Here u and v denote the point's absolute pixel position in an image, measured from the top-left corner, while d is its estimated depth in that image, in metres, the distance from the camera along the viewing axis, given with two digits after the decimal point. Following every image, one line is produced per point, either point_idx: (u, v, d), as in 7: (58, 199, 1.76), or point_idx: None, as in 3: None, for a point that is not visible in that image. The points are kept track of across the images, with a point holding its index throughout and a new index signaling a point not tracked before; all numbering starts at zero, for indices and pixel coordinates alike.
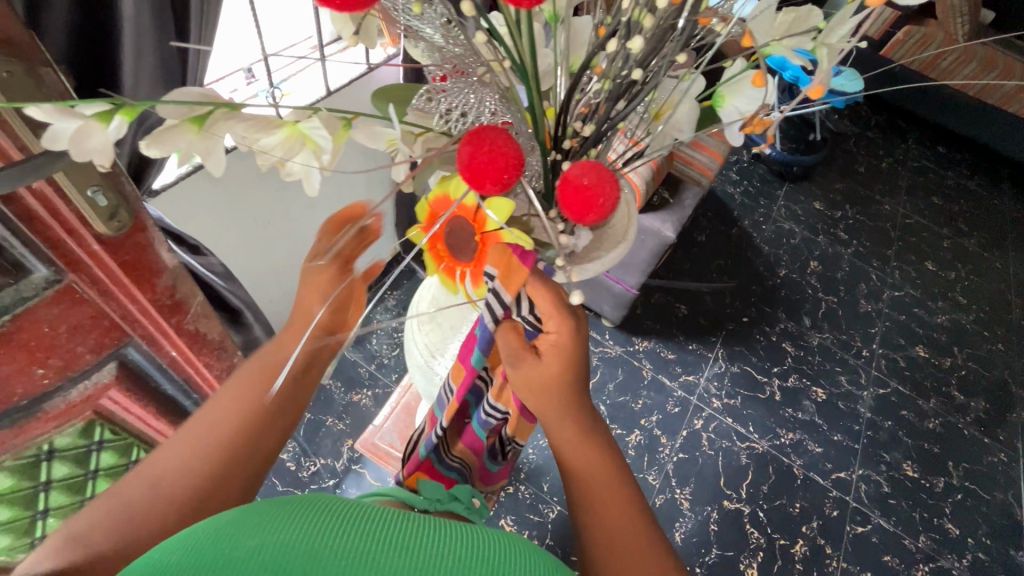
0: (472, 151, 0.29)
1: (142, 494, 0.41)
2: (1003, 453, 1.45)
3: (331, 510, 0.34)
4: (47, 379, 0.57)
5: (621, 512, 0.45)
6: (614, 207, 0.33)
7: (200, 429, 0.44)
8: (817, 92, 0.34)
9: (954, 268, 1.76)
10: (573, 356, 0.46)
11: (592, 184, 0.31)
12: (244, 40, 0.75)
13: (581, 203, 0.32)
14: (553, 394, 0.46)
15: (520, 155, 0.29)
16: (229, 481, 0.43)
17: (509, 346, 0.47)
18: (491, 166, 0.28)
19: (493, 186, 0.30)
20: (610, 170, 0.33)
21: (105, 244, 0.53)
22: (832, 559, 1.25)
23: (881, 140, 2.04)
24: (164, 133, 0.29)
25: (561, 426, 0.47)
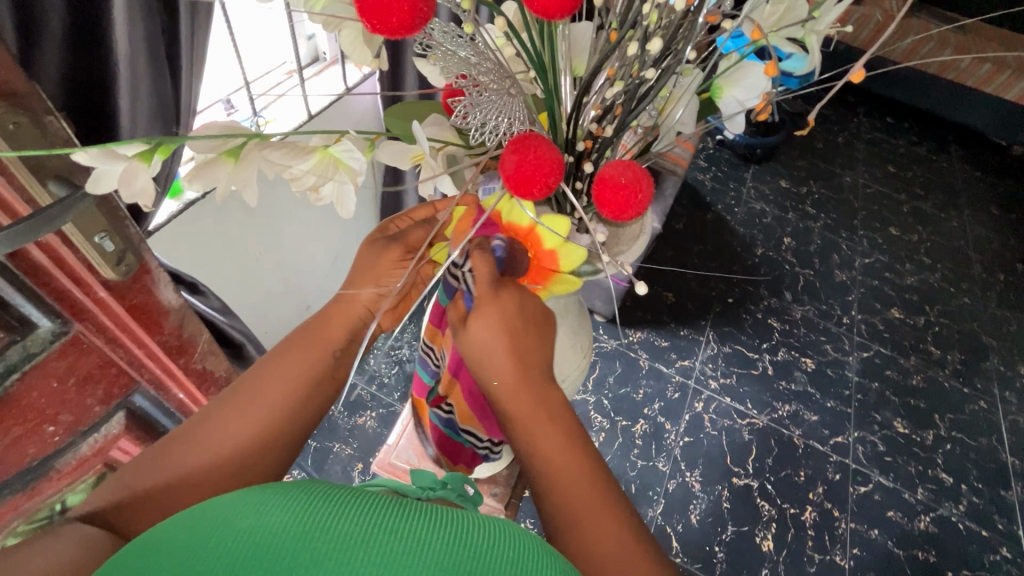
0: (518, 159, 0.30)
1: (187, 451, 0.48)
2: (983, 400, 1.52)
3: (328, 490, 0.34)
4: (58, 436, 0.54)
5: (578, 485, 0.46)
6: (648, 204, 0.35)
7: (240, 402, 0.50)
8: (857, 75, 0.36)
9: (916, 231, 1.85)
10: (513, 331, 0.48)
11: (631, 181, 0.33)
12: (223, 72, 0.75)
13: (618, 201, 0.33)
14: (501, 365, 0.48)
15: (559, 160, 0.31)
16: (264, 455, 0.49)
17: (453, 321, 0.52)
18: (535, 171, 0.30)
19: (537, 192, 0.31)
20: (644, 168, 0.34)
21: (111, 289, 0.52)
22: (841, 520, 1.30)
23: (835, 116, 2.13)
24: (203, 169, 0.30)
25: (516, 401, 0.48)
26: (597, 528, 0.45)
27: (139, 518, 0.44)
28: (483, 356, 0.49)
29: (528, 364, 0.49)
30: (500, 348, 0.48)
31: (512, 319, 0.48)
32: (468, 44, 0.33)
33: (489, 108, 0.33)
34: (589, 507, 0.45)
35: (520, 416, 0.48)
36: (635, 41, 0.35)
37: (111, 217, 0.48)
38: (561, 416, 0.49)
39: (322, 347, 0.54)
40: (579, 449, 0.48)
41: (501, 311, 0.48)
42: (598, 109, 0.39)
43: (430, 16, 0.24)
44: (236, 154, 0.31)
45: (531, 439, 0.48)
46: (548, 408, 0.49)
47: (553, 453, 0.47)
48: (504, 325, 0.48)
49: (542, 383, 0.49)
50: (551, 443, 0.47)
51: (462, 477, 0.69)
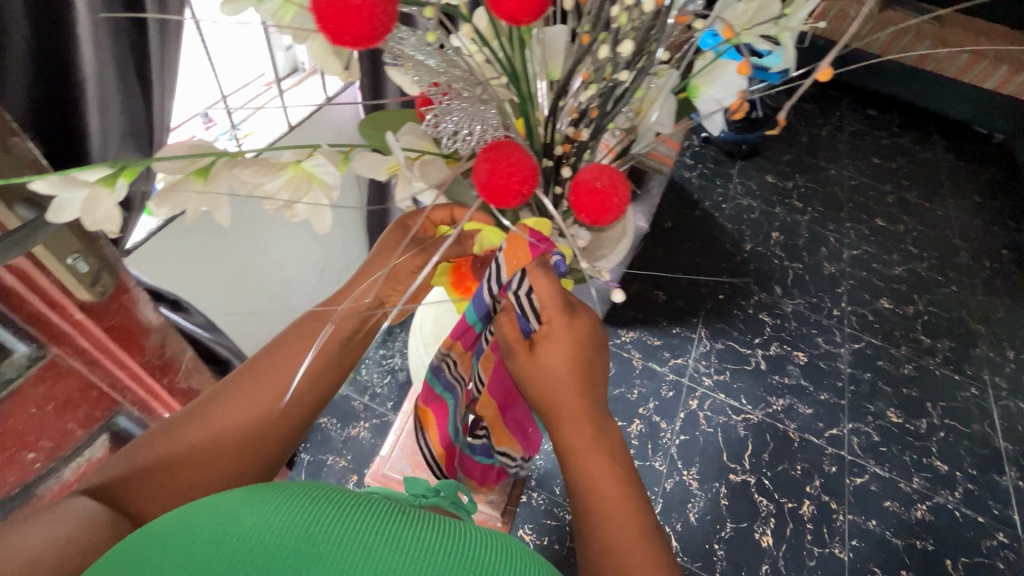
0: (490, 168, 0.30)
1: (194, 430, 0.46)
2: (973, 387, 1.54)
3: (336, 494, 0.33)
4: (38, 463, 0.52)
5: (627, 517, 0.43)
6: (625, 209, 0.35)
7: (249, 387, 0.48)
8: (825, 74, 0.36)
9: (902, 221, 1.87)
10: (580, 353, 0.46)
11: (606, 186, 0.33)
12: (199, 85, 0.74)
13: (596, 205, 0.33)
14: (562, 388, 0.46)
15: (533, 166, 0.31)
16: (266, 439, 0.47)
17: (504, 338, 0.48)
18: (508, 178, 0.30)
19: (512, 199, 0.31)
20: (619, 172, 0.34)
21: (88, 311, 0.51)
22: (838, 513, 1.30)
23: (818, 110, 2.15)
24: (171, 191, 0.29)
25: (574, 425, 0.45)
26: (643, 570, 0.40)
27: (142, 493, 0.43)
28: (537, 376, 0.46)
29: (588, 391, 0.46)
30: (557, 371, 0.45)
31: (581, 345, 0.46)
32: (437, 52, 0.32)
33: (460, 114, 0.33)
34: (631, 544, 0.41)
35: (572, 440, 0.45)
36: (605, 43, 0.35)
37: (84, 239, 0.47)
38: (615, 450, 0.46)
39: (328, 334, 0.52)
40: (624, 480, 0.45)
41: (572, 336, 0.46)
42: (574, 114, 0.39)
43: (390, 28, 0.23)
44: (205, 173, 0.30)
45: (580, 467, 0.45)
46: (598, 436, 0.46)
47: (603, 483, 0.44)
48: (573, 351, 0.45)
49: (596, 413, 0.46)
50: (599, 471, 0.44)
51: (455, 482, 0.68)
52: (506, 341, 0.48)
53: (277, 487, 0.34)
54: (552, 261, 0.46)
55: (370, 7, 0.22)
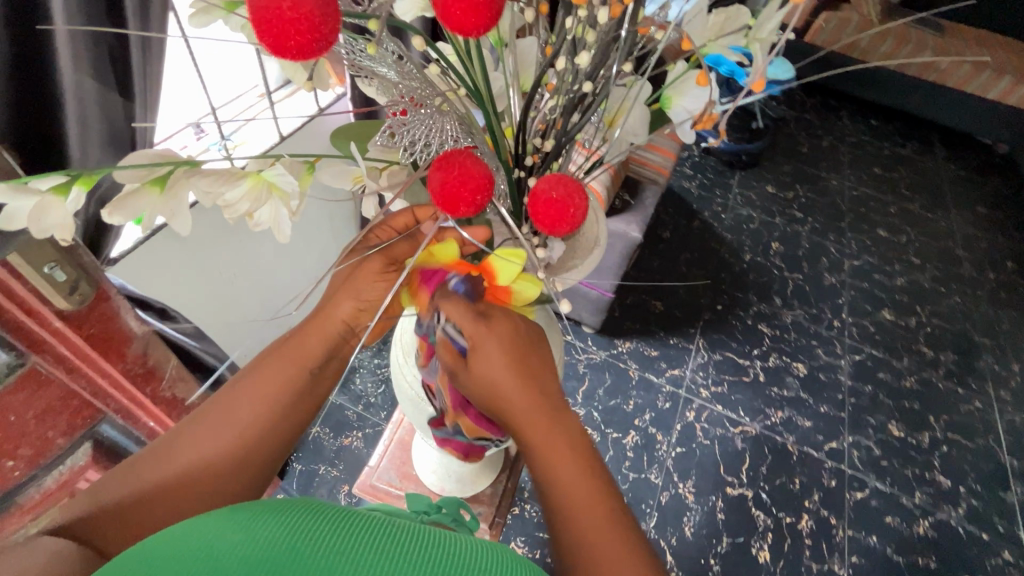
0: (443, 175, 0.30)
1: (158, 466, 0.45)
2: (978, 400, 1.51)
3: (321, 511, 0.33)
4: (18, 472, 0.52)
5: (592, 501, 0.43)
6: (585, 216, 0.35)
7: (213, 417, 0.47)
8: (759, 86, 0.36)
9: (904, 232, 1.86)
10: (517, 352, 0.45)
11: (562, 197, 0.33)
12: (188, 97, 0.75)
13: (553, 215, 0.33)
14: (503, 393, 0.45)
15: (489, 175, 0.31)
16: (236, 474, 0.45)
17: (443, 362, 0.48)
18: (460, 188, 0.30)
19: (466, 208, 0.31)
20: (576, 181, 0.34)
21: (66, 319, 0.51)
22: (838, 528, 1.27)
23: (819, 121, 2.15)
24: (125, 200, 0.29)
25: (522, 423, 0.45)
26: (609, 550, 0.41)
27: (108, 534, 0.41)
28: (478, 390, 0.46)
29: (528, 387, 0.45)
30: (492, 381, 0.45)
31: (513, 346, 0.45)
32: (396, 63, 0.32)
33: (417, 129, 0.34)
34: (596, 526, 0.42)
35: (527, 440, 0.45)
36: (565, 55, 0.35)
37: (61, 248, 0.48)
38: (570, 435, 0.45)
39: (293, 365, 0.48)
40: (587, 463, 0.45)
41: (501, 341, 0.45)
42: (542, 125, 0.40)
43: (334, 39, 0.24)
44: (162, 182, 0.30)
45: (542, 462, 0.44)
46: (552, 426, 0.45)
47: (564, 473, 0.44)
48: (506, 353, 0.45)
49: (545, 400, 0.46)
50: (561, 464, 0.44)
51: (458, 501, 0.68)
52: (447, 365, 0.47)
53: (270, 505, 0.34)
54: (449, 288, 0.46)
55: (308, 16, 0.22)
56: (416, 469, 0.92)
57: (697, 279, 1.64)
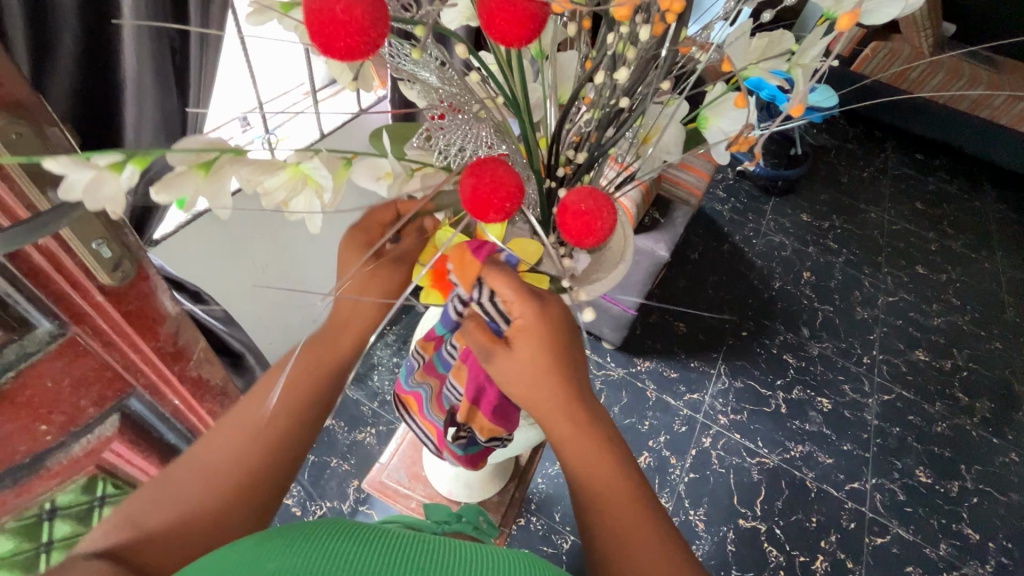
0: (474, 182, 0.31)
1: (193, 480, 0.44)
2: (1014, 452, 1.44)
3: (348, 535, 0.35)
4: (50, 436, 0.55)
5: (624, 502, 0.45)
6: (613, 230, 0.35)
7: (246, 426, 0.47)
8: (797, 110, 0.34)
9: (944, 271, 1.79)
10: (557, 344, 0.44)
11: (591, 210, 0.33)
12: (238, 90, 0.78)
13: (580, 227, 0.33)
14: (542, 381, 0.45)
15: (519, 184, 0.32)
16: (277, 472, 0.47)
17: (477, 342, 0.46)
18: (490, 195, 0.30)
19: (495, 215, 0.32)
20: (607, 196, 0.34)
21: (108, 294, 0.54)
22: (854, 573, 1.22)
23: (861, 151, 2.10)
24: (172, 180, 0.30)
25: (557, 423, 0.46)
26: (635, 527, 0.44)
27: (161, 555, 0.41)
28: (518, 377, 0.45)
29: (565, 376, 0.46)
30: (534, 368, 0.45)
31: (559, 338, 0.44)
32: (437, 69, 0.35)
33: (453, 132, 0.36)
34: (624, 501, 0.45)
35: (564, 439, 0.46)
36: (603, 71, 0.35)
37: (109, 226, 0.49)
38: (602, 439, 0.47)
39: (328, 370, 0.50)
40: (620, 465, 0.47)
41: (551, 331, 0.44)
42: (576, 138, 0.40)
43: (383, 40, 0.24)
44: (208, 166, 0.31)
45: (577, 462, 0.46)
46: (586, 428, 0.47)
47: (599, 475, 0.46)
48: (552, 347, 0.44)
49: (583, 400, 0.47)
50: (594, 463, 0.46)
51: (476, 507, 0.67)
52: (482, 344, 0.45)
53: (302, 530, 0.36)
54: (501, 258, 0.45)
55: (359, 20, 0.23)
56: (426, 470, 0.93)
57: (723, 304, 1.61)
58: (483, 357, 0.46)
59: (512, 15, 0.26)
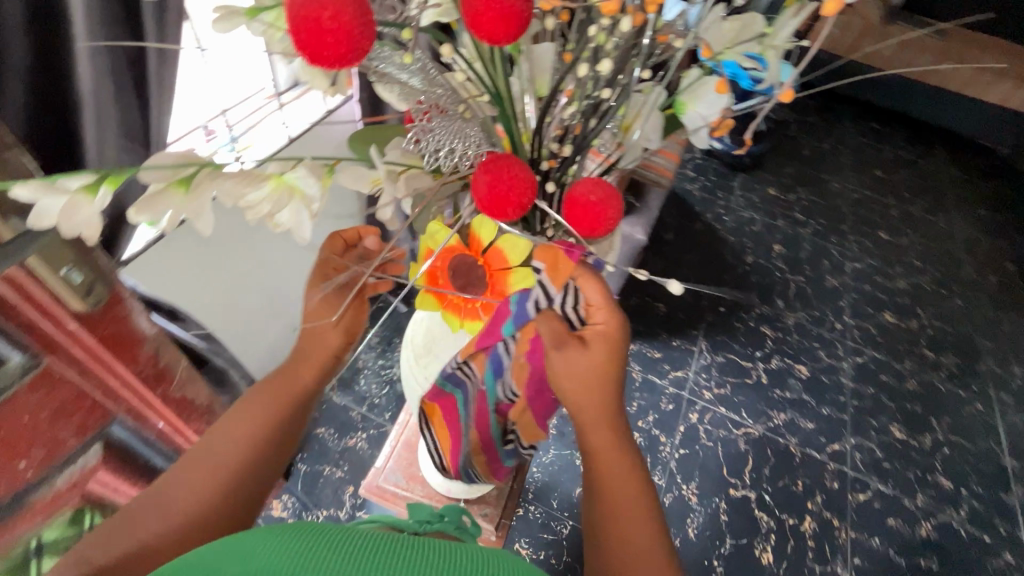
0: (491, 179, 0.32)
1: (154, 511, 0.45)
2: (979, 402, 1.52)
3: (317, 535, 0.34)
4: (30, 473, 0.51)
5: (636, 514, 0.46)
6: (616, 224, 0.36)
7: (209, 454, 0.49)
8: (789, 96, 0.34)
9: (905, 234, 1.87)
10: (616, 360, 0.47)
11: (600, 200, 0.35)
12: (199, 98, 0.74)
13: (588, 217, 0.35)
14: (594, 381, 0.47)
15: (532, 177, 0.33)
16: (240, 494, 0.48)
17: (551, 332, 0.48)
18: (509, 191, 0.32)
19: (512, 211, 0.33)
20: (613, 187, 0.36)
21: (82, 321, 0.52)
22: (841, 530, 1.28)
23: (821, 124, 2.16)
24: (152, 200, 0.29)
25: (594, 432, 0.49)
26: (635, 526, 0.46)
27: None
28: (580, 371, 0.46)
29: (613, 393, 0.48)
30: (599, 371, 0.46)
31: (618, 356, 0.47)
32: (421, 72, 0.35)
33: (443, 133, 0.35)
34: (630, 501, 0.47)
35: (596, 448, 0.49)
36: (585, 62, 0.35)
37: (77, 250, 0.48)
38: (630, 454, 0.49)
39: (288, 398, 0.53)
40: (640, 484, 0.48)
41: (618, 345, 0.47)
42: (558, 130, 0.40)
43: (368, 51, 0.25)
44: (188, 181, 0.30)
45: (600, 471, 0.48)
46: (617, 442, 0.49)
47: (618, 485, 0.47)
48: (616, 358, 0.47)
49: (621, 417, 0.49)
50: (616, 475, 0.48)
51: (457, 508, 0.68)
52: (558, 335, 0.47)
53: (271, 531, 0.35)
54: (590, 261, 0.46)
55: (347, 26, 0.23)
56: (422, 470, 0.93)
57: (700, 282, 1.64)
58: (553, 346, 0.47)
59: (497, 12, 0.26)
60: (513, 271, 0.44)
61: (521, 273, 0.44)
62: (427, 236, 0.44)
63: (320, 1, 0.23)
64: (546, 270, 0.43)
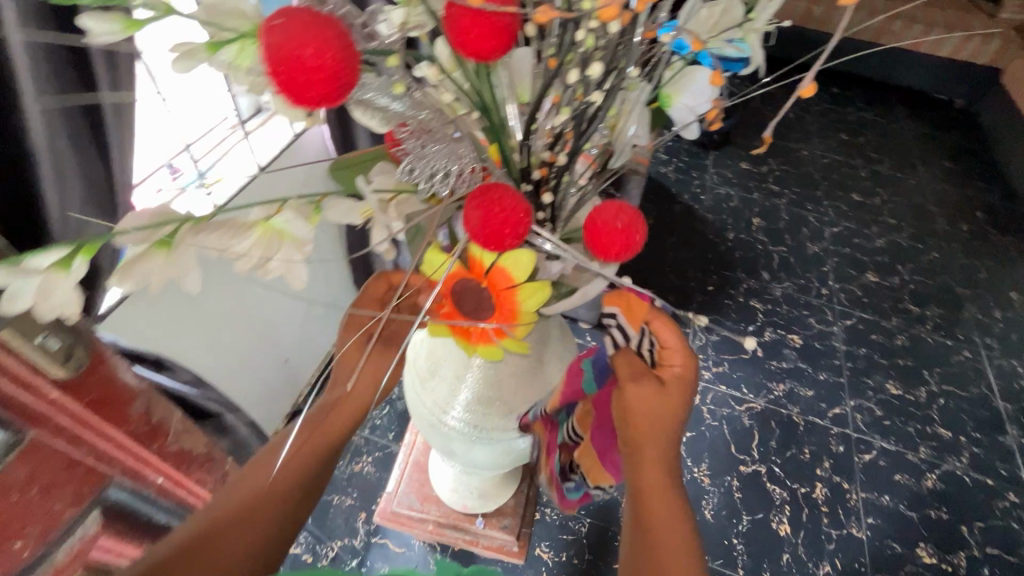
0: (483, 216, 0.30)
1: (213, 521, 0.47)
2: (967, 349, 1.56)
3: None
4: (27, 552, 0.47)
5: (679, 551, 0.48)
6: (640, 246, 0.37)
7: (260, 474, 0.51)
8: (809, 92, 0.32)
9: (877, 194, 1.90)
10: (682, 403, 0.52)
11: (627, 226, 0.35)
12: (161, 136, 0.71)
13: (610, 243, 0.35)
14: (658, 421, 0.52)
15: (527, 209, 0.30)
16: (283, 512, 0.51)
17: (626, 369, 0.54)
18: (502, 226, 0.30)
19: (510, 240, 0.31)
20: (636, 211, 0.37)
21: (65, 387, 0.50)
22: (851, 492, 1.29)
23: (784, 94, 2.19)
24: (132, 266, 0.27)
25: (648, 470, 0.52)
26: (677, 561, 0.48)
27: None
28: (647, 410, 0.52)
29: (666, 442, 0.53)
30: (667, 412, 0.52)
31: (681, 400, 0.52)
32: (405, 96, 0.34)
33: (437, 155, 0.36)
34: (673, 539, 0.49)
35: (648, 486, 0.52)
36: (576, 66, 0.34)
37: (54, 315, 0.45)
38: (674, 498, 0.52)
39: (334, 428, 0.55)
40: (684, 530, 0.50)
41: (683, 391, 0.52)
42: (549, 137, 0.38)
43: (354, 85, 0.23)
44: (168, 243, 0.28)
45: (648, 505, 0.51)
46: (667, 485, 0.52)
47: (661, 522, 0.50)
48: (682, 402, 0.52)
49: (672, 462, 0.53)
50: (662, 513, 0.50)
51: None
52: (630, 371, 0.53)
53: None
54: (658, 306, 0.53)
55: (332, 63, 0.22)
56: (436, 490, 0.91)
57: (686, 264, 1.65)
58: (630, 379, 0.53)
59: (488, 26, 0.24)
60: (521, 288, 0.41)
61: (531, 288, 0.41)
62: (425, 265, 0.42)
63: (300, 37, 0.21)
64: (623, 313, 0.51)
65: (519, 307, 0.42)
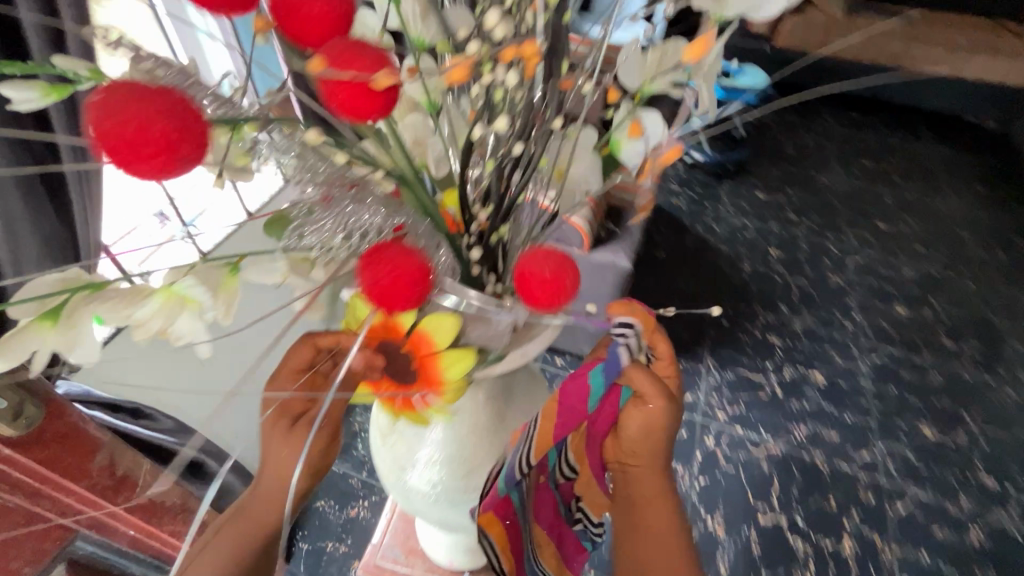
0: (374, 274, 0.28)
1: None
2: (1010, 388, 1.44)
3: None
4: None
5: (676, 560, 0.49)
6: (574, 293, 0.35)
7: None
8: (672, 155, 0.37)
9: (903, 221, 1.82)
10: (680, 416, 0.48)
11: (555, 274, 0.33)
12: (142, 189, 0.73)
13: (547, 290, 0.33)
14: (662, 439, 0.48)
15: (423, 266, 0.29)
16: None
17: (645, 386, 0.46)
18: (395, 284, 0.28)
19: (408, 301, 0.29)
20: (567, 257, 0.34)
21: (16, 445, 0.50)
22: (884, 548, 1.19)
23: (800, 121, 2.14)
24: (16, 339, 0.27)
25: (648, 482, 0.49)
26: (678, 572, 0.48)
27: None
28: (659, 428, 0.47)
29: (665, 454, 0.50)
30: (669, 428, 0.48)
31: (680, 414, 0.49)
32: (296, 156, 0.32)
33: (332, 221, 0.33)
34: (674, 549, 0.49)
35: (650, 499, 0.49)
36: (484, 123, 0.33)
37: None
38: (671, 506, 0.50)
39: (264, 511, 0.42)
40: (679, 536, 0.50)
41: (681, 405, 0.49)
42: (479, 191, 0.37)
43: (203, 157, 0.22)
44: (56, 315, 0.28)
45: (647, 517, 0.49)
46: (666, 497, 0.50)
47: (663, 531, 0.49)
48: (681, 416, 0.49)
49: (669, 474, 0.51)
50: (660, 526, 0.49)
51: None
52: (643, 389, 0.46)
53: None
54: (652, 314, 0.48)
55: (160, 137, 0.20)
56: (421, 543, 0.87)
57: (699, 298, 1.59)
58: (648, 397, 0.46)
59: (355, 94, 0.23)
60: (442, 356, 0.38)
61: (455, 355, 0.38)
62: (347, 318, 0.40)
63: (120, 108, 0.20)
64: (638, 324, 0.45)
65: (442, 375, 0.39)
